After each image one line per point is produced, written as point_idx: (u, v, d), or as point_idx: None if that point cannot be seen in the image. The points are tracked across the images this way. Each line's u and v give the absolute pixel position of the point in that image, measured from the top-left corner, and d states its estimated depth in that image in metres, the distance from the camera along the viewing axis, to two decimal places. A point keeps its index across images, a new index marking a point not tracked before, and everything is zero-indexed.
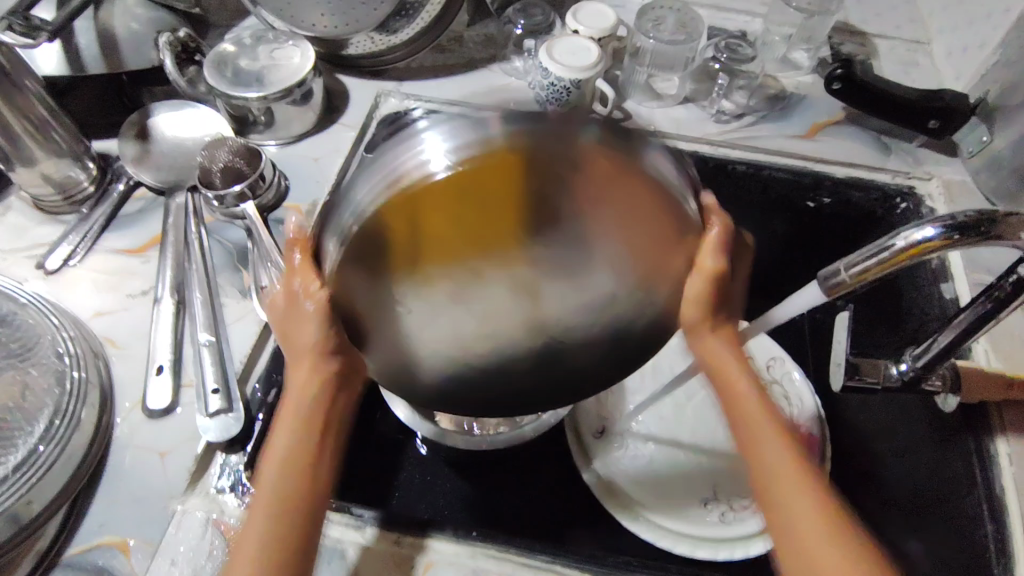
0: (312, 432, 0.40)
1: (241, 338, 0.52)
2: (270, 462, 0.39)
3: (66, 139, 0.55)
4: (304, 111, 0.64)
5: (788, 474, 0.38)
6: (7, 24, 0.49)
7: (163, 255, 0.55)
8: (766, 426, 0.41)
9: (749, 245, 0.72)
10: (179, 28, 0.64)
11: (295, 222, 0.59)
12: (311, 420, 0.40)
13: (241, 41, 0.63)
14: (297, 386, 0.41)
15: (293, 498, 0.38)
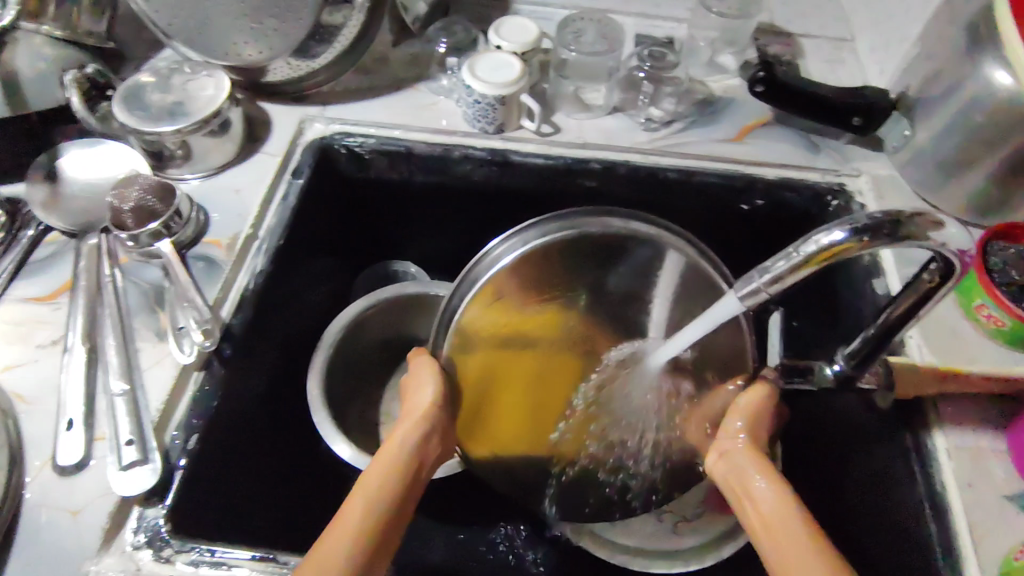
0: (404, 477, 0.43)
1: (158, 382, 0.50)
2: (365, 488, 0.42)
3: None
4: (223, 142, 0.62)
5: (800, 537, 0.39)
6: None
7: (74, 301, 0.52)
8: (770, 501, 0.42)
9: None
10: (88, 64, 0.62)
11: (214, 258, 0.57)
12: (416, 456, 0.45)
13: (156, 73, 0.62)
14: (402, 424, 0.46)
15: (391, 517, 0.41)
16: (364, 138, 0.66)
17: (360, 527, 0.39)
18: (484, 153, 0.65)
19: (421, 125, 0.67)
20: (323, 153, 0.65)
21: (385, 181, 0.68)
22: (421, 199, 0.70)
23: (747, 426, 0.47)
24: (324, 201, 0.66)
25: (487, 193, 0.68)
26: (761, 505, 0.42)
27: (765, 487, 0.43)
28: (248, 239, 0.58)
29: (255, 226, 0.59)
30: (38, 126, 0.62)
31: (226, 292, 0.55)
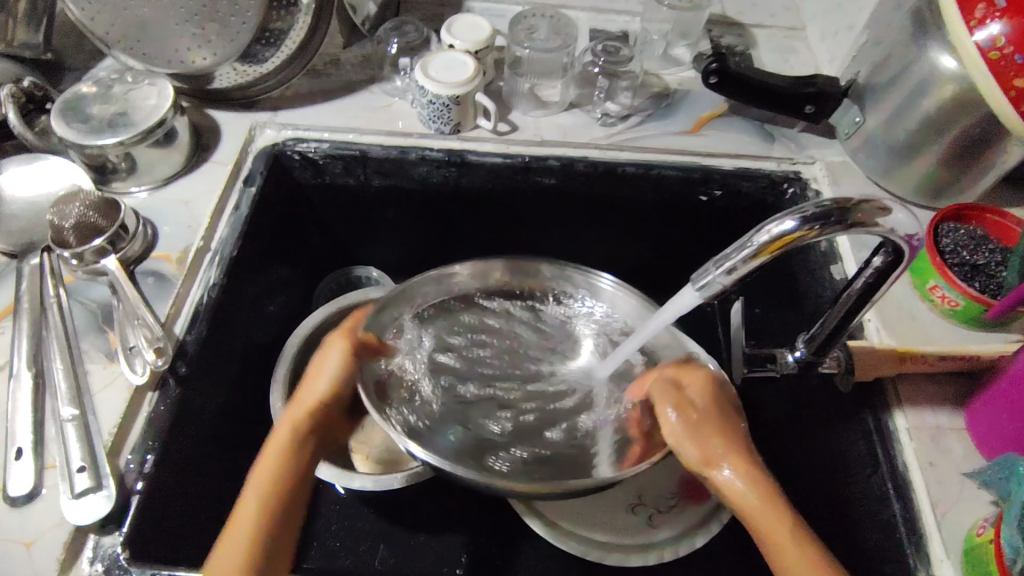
0: (290, 454, 0.46)
1: (110, 405, 0.48)
2: (254, 476, 0.45)
3: None
4: (169, 152, 0.60)
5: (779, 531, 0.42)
6: None
7: (17, 324, 0.50)
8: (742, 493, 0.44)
9: (652, 246, 0.72)
10: (24, 76, 0.60)
11: (165, 272, 0.55)
12: (303, 431, 0.48)
13: (97, 84, 0.59)
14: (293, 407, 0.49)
15: (272, 493, 0.44)
16: (317, 143, 0.64)
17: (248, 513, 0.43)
18: (441, 154, 0.64)
19: (377, 128, 0.66)
20: (276, 160, 0.64)
21: (342, 186, 0.67)
22: (378, 204, 0.68)
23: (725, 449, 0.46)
24: (278, 209, 0.65)
25: (446, 194, 0.67)
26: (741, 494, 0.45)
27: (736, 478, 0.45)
28: (200, 252, 0.56)
29: (206, 238, 0.57)
30: None
31: (178, 307, 0.53)
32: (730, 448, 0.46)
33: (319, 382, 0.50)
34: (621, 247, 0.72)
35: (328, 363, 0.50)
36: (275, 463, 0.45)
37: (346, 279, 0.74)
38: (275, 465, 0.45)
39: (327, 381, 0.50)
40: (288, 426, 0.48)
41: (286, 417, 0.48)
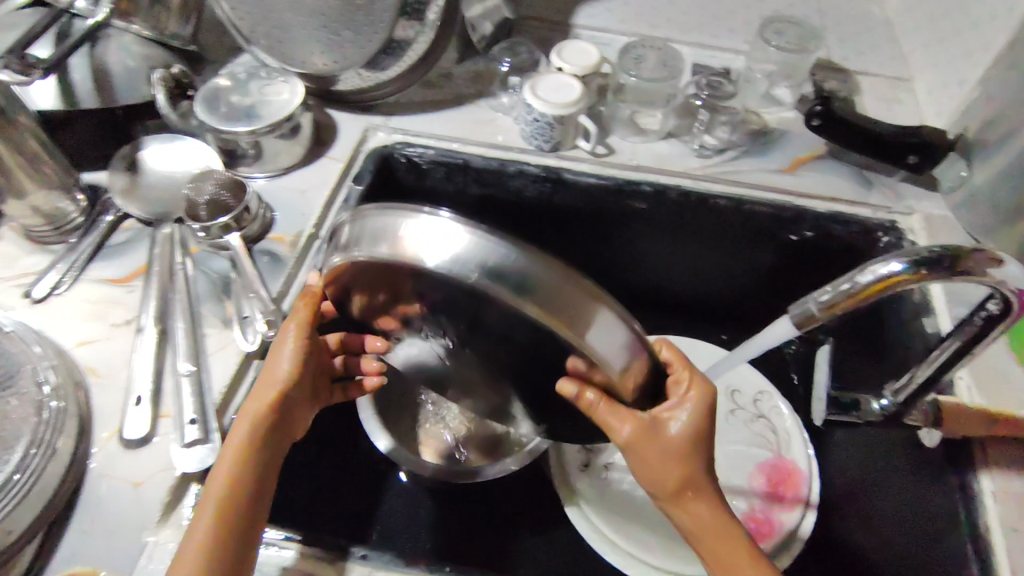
0: (254, 465, 0.43)
1: (222, 367, 0.52)
2: (210, 489, 0.42)
3: (56, 171, 0.57)
4: (292, 145, 0.65)
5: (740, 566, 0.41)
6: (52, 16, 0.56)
7: (149, 285, 0.56)
8: (704, 516, 0.42)
9: (731, 276, 0.72)
10: (175, 64, 0.66)
11: (279, 253, 0.59)
12: (272, 435, 0.45)
13: (235, 77, 0.65)
14: (246, 407, 0.45)
15: (236, 516, 0.41)
16: (423, 149, 0.68)
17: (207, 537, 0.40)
18: (538, 170, 0.67)
19: (481, 139, 0.69)
20: (384, 161, 0.67)
21: (441, 192, 0.70)
22: (473, 212, 0.72)
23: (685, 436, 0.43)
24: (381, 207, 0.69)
25: (538, 209, 0.69)
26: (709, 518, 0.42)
27: (705, 500, 0.42)
28: (311, 238, 0.61)
29: (318, 226, 0.62)
30: (121, 120, 0.65)
31: (287, 286, 0.57)
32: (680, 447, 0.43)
33: (279, 376, 0.46)
34: (705, 279, 0.73)
35: (287, 349, 0.47)
36: (234, 477, 0.42)
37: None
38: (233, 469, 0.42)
39: (287, 379, 0.46)
40: (251, 431, 0.44)
41: (244, 418, 0.44)
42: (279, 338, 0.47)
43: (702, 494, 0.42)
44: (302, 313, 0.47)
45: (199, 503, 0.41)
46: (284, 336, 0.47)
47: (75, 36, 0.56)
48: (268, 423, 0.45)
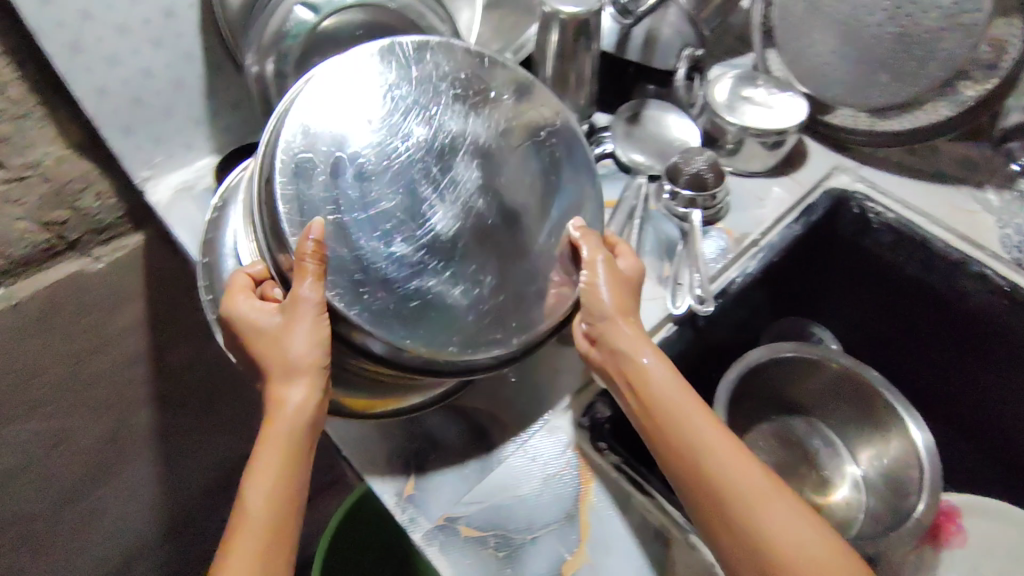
0: (292, 488, 0.40)
1: (646, 314, 0.56)
2: (251, 525, 0.39)
3: (586, 97, 0.65)
4: (768, 155, 0.66)
5: (757, 485, 0.40)
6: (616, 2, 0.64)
7: (614, 218, 0.62)
8: (659, 379, 0.45)
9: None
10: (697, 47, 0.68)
11: (723, 243, 0.61)
12: (299, 441, 0.41)
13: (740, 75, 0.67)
14: (281, 417, 0.41)
15: (280, 540, 0.39)
16: (886, 210, 0.65)
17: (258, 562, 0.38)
18: (1004, 282, 0.59)
19: (953, 224, 0.63)
20: (838, 205, 0.66)
21: (876, 258, 0.67)
22: (898, 293, 0.67)
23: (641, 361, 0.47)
24: (811, 247, 0.67)
25: (977, 321, 0.62)
26: (651, 371, 0.46)
27: (642, 345, 0.47)
28: (753, 243, 0.62)
29: (761, 235, 0.62)
30: (629, 76, 0.70)
31: (719, 274, 0.59)
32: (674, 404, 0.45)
33: (299, 393, 0.41)
34: None
35: (301, 330, 0.41)
36: (274, 507, 0.39)
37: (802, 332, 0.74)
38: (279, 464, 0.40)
39: (313, 387, 0.42)
40: (284, 450, 0.41)
41: (275, 444, 0.40)
42: (280, 326, 0.41)
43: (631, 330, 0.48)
44: (315, 297, 0.40)
45: (229, 544, 0.38)
46: (295, 317, 0.41)
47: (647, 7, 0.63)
48: (299, 447, 0.41)
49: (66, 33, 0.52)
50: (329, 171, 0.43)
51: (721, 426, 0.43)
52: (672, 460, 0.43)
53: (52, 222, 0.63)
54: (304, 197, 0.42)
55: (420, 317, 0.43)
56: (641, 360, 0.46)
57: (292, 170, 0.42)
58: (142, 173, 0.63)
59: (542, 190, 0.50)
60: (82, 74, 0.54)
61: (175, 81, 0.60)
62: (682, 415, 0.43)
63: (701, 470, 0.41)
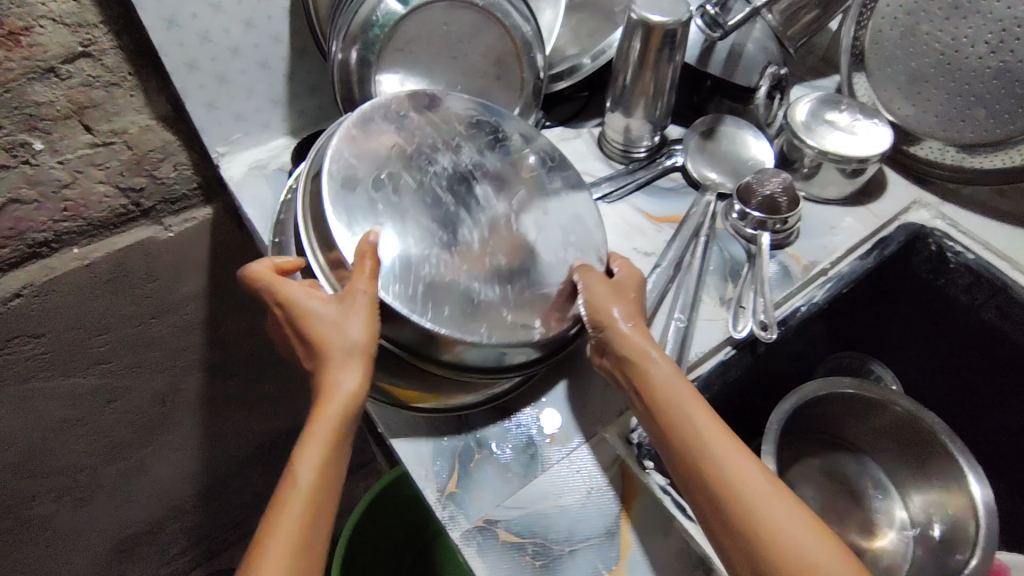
0: (334, 470, 0.41)
1: (704, 335, 0.54)
2: (295, 504, 0.39)
3: (662, 109, 0.63)
4: (846, 183, 0.63)
5: (761, 486, 0.40)
6: (703, 15, 0.62)
7: (679, 233, 0.60)
8: (663, 380, 0.45)
9: None
10: (781, 66, 0.67)
11: (791, 269, 0.59)
12: (346, 425, 0.42)
13: (822, 99, 0.65)
14: (331, 401, 0.42)
15: (320, 519, 0.40)
16: (964, 249, 0.62)
17: (300, 540, 0.38)
18: None
19: None
20: (914, 240, 0.64)
21: (949, 299, 0.64)
22: (967, 337, 0.64)
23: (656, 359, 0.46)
24: (881, 282, 0.65)
25: None
26: (652, 370, 0.46)
27: (645, 345, 0.47)
28: (822, 272, 0.59)
29: (831, 264, 0.60)
30: (706, 89, 0.68)
31: (784, 300, 0.58)
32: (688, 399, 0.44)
33: (351, 378, 0.42)
34: None
35: (357, 319, 0.42)
36: (318, 488, 0.40)
37: (858, 368, 0.70)
38: (328, 446, 0.41)
39: (364, 374, 0.42)
40: (331, 433, 0.41)
41: (324, 428, 0.41)
42: (337, 314, 0.42)
43: (635, 326, 0.48)
44: (370, 291, 0.43)
45: (273, 521, 0.39)
46: (353, 308, 0.42)
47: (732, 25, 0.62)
48: (345, 431, 0.42)
49: (165, 7, 0.54)
50: (370, 184, 0.48)
51: (718, 424, 0.43)
52: (673, 461, 0.43)
53: (129, 187, 0.65)
54: (350, 204, 0.46)
55: (461, 305, 0.46)
56: (641, 355, 0.46)
57: (339, 183, 0.46)
58: (218, 149, 0.65)
59: (569, 222, 0.55)
60: (175, 49, 0.56)
61: (260, 62, 0.62)
62: (681, 416, 0.43)
63: (701, 471, 0.41)
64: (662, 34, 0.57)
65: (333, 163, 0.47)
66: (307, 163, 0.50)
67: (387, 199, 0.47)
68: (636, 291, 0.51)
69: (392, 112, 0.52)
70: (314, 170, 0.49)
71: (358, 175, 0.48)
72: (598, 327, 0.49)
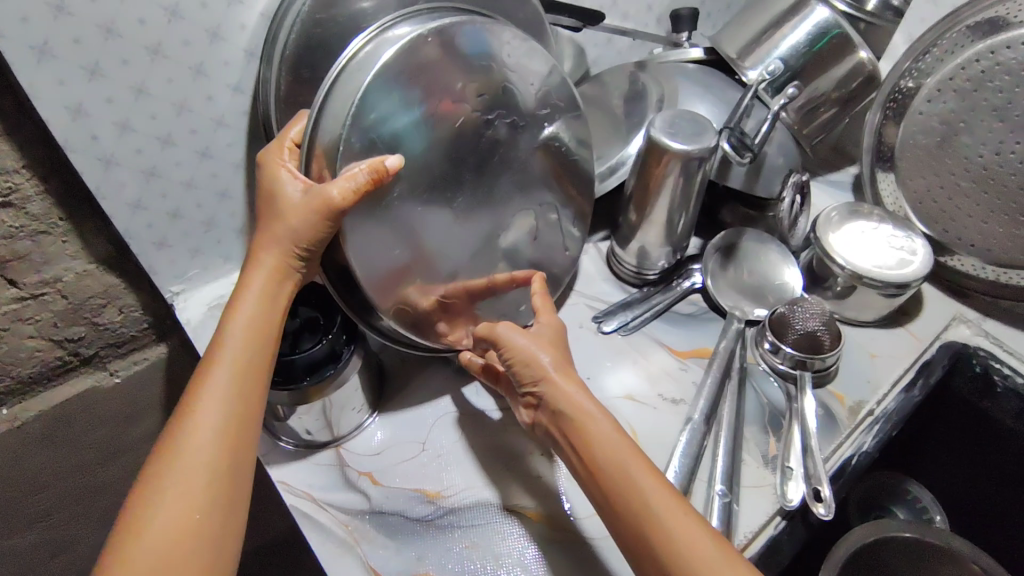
0: (264, 337, 0.40)
1: (752, 507, 0.47)
2: (223, 365, 0.38)
3: (682, 227, 0.57)
4: (882, 305, 0.57)
5: (688, 523, 0.36)
6: (727, 136, 0.54)
7: (708, 374, 0.53)
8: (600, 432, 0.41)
9: None
10: (803, 170, 0.61)
11: (836, 413, 0.52)
12: (274, 293, 0.41)
13: (842, 211, 0.60)
14: (254, 283, 0.41)
15: (250, 388, 0.38)
16: (1012, 372, 0.56)
17: (223, 400, 0.37)
18: None
19: None
20: (956, 361, 0.58)
21: (996, 423, 0.58)
22: (1016, 466, 0.58)
23: (570, 380, 0.44)
24: (923, 409, 0.59)
25: None
26: (590, 424, 0.41)
27: (579, 400, 0.42)
28: (871, 415, 0.53)
29: (878, 402, 0.53)
30: (719, 192, 0.63)
31: (833, 452, 0.50)
32: (600, 426, 0.41)
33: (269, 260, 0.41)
34: None
35: (300, 211, 0.40)
36: (243, 357, 0.39)
37: (895, 489, 0.64)
38: (263, 308, 0.41)
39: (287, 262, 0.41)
40: (257, 303, 0.40)
41: (247, 307, 0.40)
42: (291, 205, 0.40)
43: (570, 384, 0.43)
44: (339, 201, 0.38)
45: (198, 384, 0.37)
46: (297, 202, 0.40)
47: (754, 144, 0.54)
48: (280, 294, 0.42)
49: (103, 148, 0.45)
50: (415, 100, 0.41)
51: (658, 473, 0.38)
52: (610, 517, 0.38)
53: (65, 338, 0.56)
54: (372, 107, 0.39)
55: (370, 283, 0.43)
56: (560, 391, 0.43)
57: (383, 77, 0.39)
58: (172, 288, 0.56)
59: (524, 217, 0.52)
60: (116, 189, 0.47)
61: (220, 191, 0.53)
62: (610, 462, 0.39)
63: (641, 527, 0.36)
64: (682, 161, 0.50)
65: (397, 60, 0.39)
66: (382, 20, 0.41)
67: (414, 132, 0.42)
68: (558, 338, 0.48)
69: (490, 45, 0.44)
70: (371, 43, 0.40)
71: (407, 96, 0.41)
72: (529, 386, 0.45)
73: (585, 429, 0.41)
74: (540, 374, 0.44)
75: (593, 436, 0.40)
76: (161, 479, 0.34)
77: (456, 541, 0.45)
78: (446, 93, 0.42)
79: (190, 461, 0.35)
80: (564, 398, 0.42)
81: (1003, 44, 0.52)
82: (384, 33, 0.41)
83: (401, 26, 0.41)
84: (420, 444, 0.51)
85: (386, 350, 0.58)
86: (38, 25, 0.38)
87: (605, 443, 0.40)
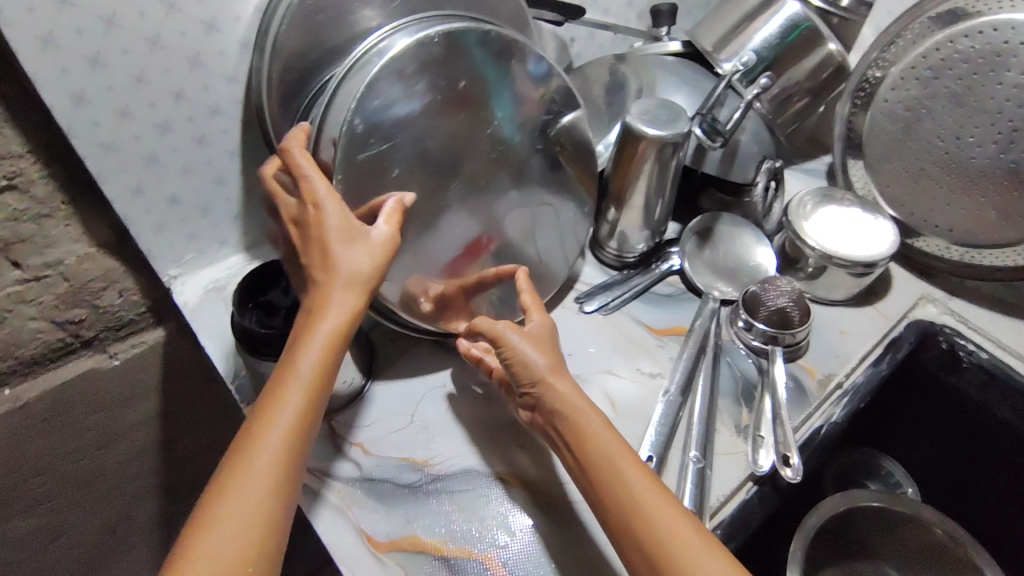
0: (321, 385, 0.38)
1: (725, 471, 0.49)
2: (282, 414, 0.36)
3: (660, 213, 0.59)
4: (851, 284, 0.59)
5: (677, 523, 0.37)
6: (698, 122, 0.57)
7: (683, 350, 0.56)
8: (600, 436, 0.42)
9: None
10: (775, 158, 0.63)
11: (805, 385, 0.55)
12: (338, 340, 0.39)
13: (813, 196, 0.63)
14: (326, 317, 0.39)
15: (301, 442, 0.37)
16: (976, 347, 0.59)
17: (280, 456, 0.35)
18: None
19: None
20: (923, 338, 0.61)
21: (961, 397, 0.60)
22: (981, 438, 0.60)
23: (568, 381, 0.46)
24: (894, 382, 0.61)
25: None
26: (582, 422, 0.43)
27: (574, 399, 0.45)
28: (839, 387, 0.55)
29: (846, 376, 0.56)
30: (694, 180, 0.65)
31: (803, 422, 0.53)
32: (595, 430, 0.43)
33: (342, 297, 0.39)
34: None
35: (365, 248, 0.40)
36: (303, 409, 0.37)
37: (870, 465, 0.66)
38: (325, 355, 0.39)
39: (359, 308, 0.40)
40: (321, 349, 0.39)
41: (317, 344, 0.38)
42: (352, 244, 0.40)
43: (568, 385, 0.45)
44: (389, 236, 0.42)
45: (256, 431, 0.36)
46: (368, 242, 0.41)
47: (726, 129, 0.57)
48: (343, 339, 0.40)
49: (103, 134, 0.47)
50: (417, 89, 0.44)
51: (643, 467, 0.41)
52: (602, 512, 0.40)
53: (66, 321, 0.62)
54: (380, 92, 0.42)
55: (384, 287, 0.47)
56: (556, 390, 0.45)
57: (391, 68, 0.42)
58: (169, 272, 0.59)
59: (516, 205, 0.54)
60: (115, 174, 0.49)
61: (215, 178, 0.55)
62: (606, 462, 0.41)
63: (630, 522, 0.38)
64: (657, 147, 0.53)
65: (407, 53, 0.42)
66: (396, 22, 0.45)
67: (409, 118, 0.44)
68: (549, 336, 0.49)
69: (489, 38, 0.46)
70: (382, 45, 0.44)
71: (409, 86, 0.43)
72: (527, 387, 0.46)
73: (581, 430, 0.43)
74: (540, 373, 0.46)
75: (586, 435, 0.42)
76: (216, 522, 0.32)
77: (442, 504, 0.47)
78: (443, 81, 0.45)
79: (241, 503, 0.33)
80: (561, 396, 0.45)
81: (961, 34, 0.54)
82: (395, 34, 0.44)
83: (413, 27, 0.45)
84: (409, 417, 0.53)
85: (377, 331, 0.60)
86: (42, 15, 0.40)
87: (603, 447, 0.42)
